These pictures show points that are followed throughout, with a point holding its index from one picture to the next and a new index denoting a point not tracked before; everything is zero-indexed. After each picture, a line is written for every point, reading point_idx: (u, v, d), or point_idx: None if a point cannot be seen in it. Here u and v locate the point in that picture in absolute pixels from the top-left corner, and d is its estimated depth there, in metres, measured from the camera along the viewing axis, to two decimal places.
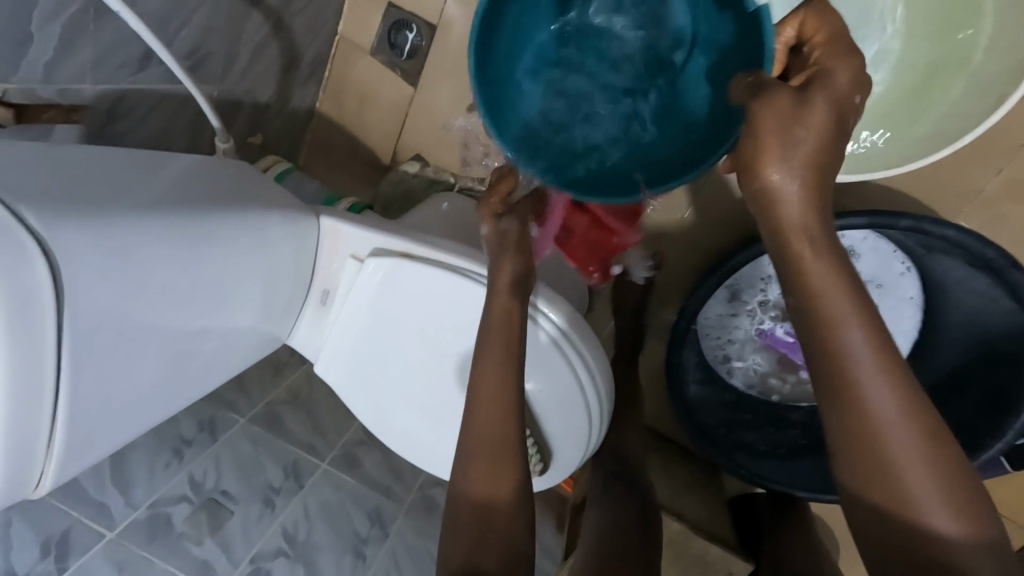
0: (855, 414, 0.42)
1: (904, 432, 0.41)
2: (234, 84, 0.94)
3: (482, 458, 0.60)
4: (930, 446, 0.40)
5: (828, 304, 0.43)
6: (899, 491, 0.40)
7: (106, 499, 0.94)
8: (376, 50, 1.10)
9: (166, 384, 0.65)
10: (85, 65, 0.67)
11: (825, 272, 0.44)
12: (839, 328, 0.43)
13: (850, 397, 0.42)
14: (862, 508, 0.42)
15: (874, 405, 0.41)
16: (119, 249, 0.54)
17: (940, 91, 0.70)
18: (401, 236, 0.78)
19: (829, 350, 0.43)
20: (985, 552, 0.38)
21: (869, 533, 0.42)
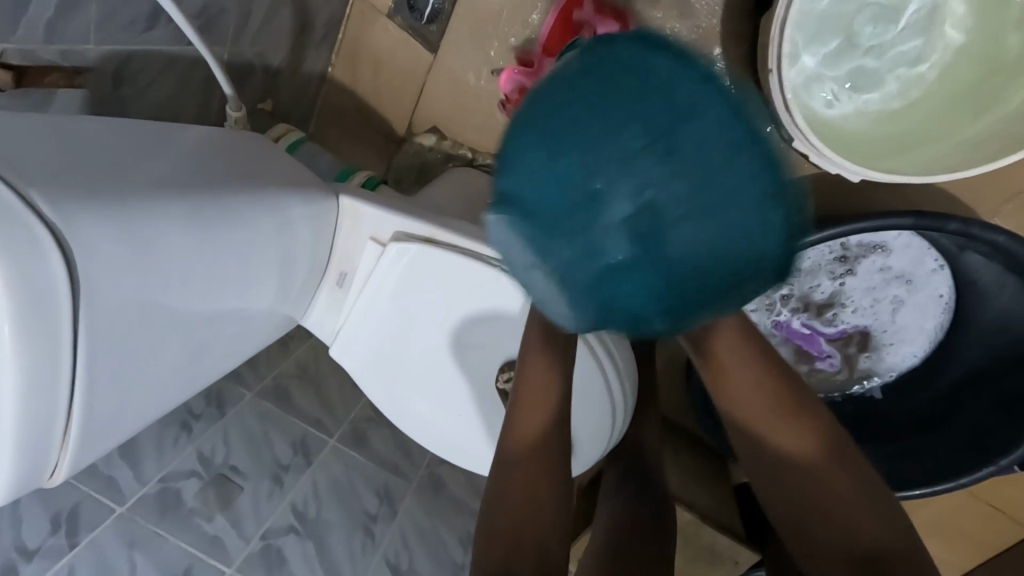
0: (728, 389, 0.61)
1: (786, 422, 0.58)
2: (247, 45, 0.87)
3: (523, 407, 0.65)
4: (807, 430, 0.57)
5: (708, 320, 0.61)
6: (763, 432, 0.59)
7: (115, 472, 0.92)
8: (393, 12, 1.03)
9: (184, 371, 0.63)
10: (89, 22, 0.61)
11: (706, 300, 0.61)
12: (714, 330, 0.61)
13: (722, 378, 0.62)
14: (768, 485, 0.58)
15: (736, 379, 0.61)
16: (138, 236, 0.50)
17: (982, 109, 0.72)
18: (427, 220, 0.74)
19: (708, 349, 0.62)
20: (823, 460, 0.56)
21: (753, 466, 0.60)
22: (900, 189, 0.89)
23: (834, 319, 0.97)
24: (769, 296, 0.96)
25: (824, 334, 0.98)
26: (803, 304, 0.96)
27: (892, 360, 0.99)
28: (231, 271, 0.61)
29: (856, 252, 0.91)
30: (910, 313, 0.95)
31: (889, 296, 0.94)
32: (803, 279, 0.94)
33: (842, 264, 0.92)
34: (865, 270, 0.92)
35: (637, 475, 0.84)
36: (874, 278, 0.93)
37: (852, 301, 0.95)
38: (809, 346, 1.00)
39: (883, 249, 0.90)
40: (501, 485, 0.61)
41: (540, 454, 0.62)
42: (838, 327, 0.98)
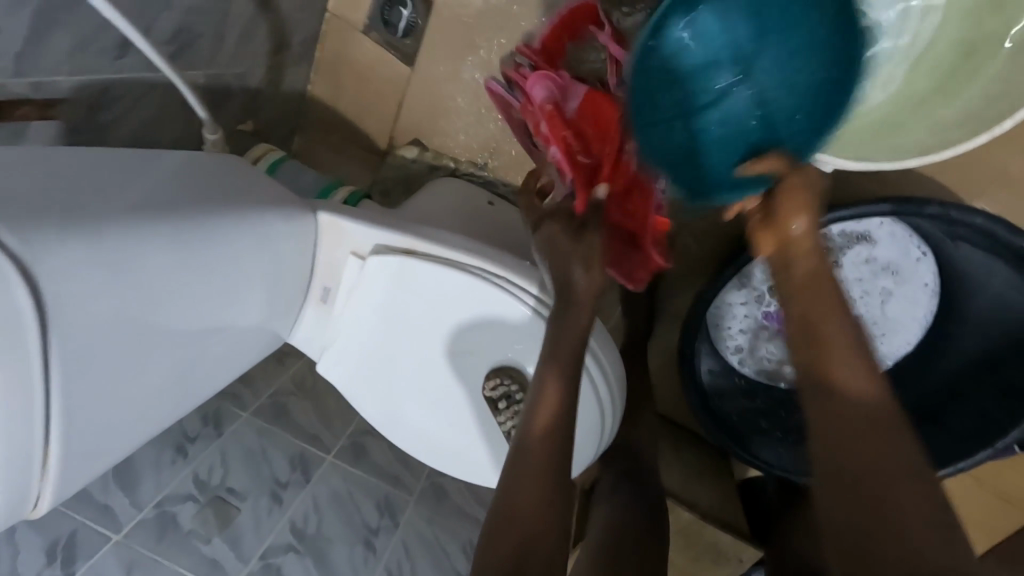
0: (833, 401, 0.47)
1: (848, 383, 0.47)
2: (223, 69, 0.88)
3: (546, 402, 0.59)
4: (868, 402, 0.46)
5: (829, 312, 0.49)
6: (866, 469, 0.43)
7: (111, 501, 0.94)
8: (369, 28, 1.04)
9: (170, 392, 0.63)
10: (62, 54, 0.62)
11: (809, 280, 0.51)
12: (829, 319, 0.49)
13: (829, 385, 0.47)
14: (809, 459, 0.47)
15: (850, 392, 0.46)
16: (112, 263, 0.51)
17: (950, 91, 0.67)
18: (406, 231, 0.74)
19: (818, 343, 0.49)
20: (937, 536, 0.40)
21: (835, 511, 0.44)
22: (885, 176, 0.88)
23: None
24: (756, 289, 0.95)
25: None
26: None
27: (886, 352, 0.96)
28: (211, 291, 0.61)
29: (841, 243, 0.89)
30: (899, 305, 0.93)
31: (878, 288, 0.92)
32: None
33: (828, 256, 0.90)
34: (851, 261, 0.91)
35: (629, 476, 0.83)
36: (860, 270, 0.91)
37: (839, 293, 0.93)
38: None
39: (868, 240, 0.89)
40: (517, 480, 0.55)
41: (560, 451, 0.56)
42: None
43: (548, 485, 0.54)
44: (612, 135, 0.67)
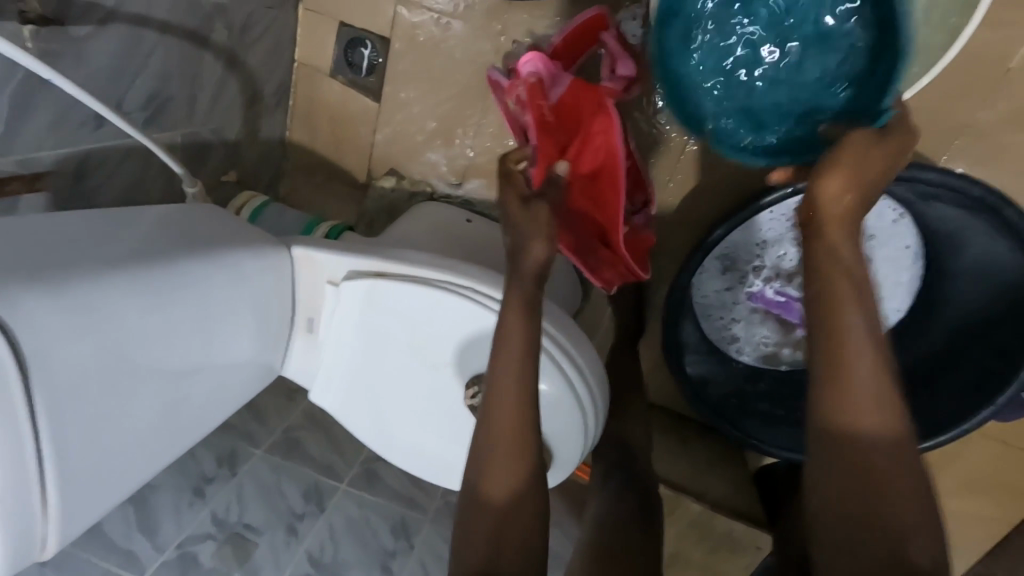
0: (845, 401, 0.46)
1: (874, 396, 0.46)
2: (199, 126, 0.95)
3: (500, 434, 0.58)
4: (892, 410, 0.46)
5: (846, 305, 0.48)
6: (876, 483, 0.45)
7: (134, 546, 0.98)
8: (336, 71, 1.10)
9: (162, 430, 0.66)
10: (41, 132, 0.68)
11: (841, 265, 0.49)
12: (844, 309, 0.48)
13: (846, 384, 0.46)
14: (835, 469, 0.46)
15: (865, 397, 0.46)
16: (85, 310, 0.55)
17: None
18: (376, 256, 0.78)
19: (833, 331, 0.47)
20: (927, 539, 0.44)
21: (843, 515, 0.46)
22: None
23: None
24: (739, 272, 0.95)
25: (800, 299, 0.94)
26: (772, 274, 0.94)
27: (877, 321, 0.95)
28: (189, 330, 0.65)
29: None
30: (884, 268, 0.91)
31: None
32: (772, 250, 0.92)
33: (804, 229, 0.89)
34: None
35: (622, 468, 0.84)
36: None
37: None
38: (788, 314, 0.96)
39: None
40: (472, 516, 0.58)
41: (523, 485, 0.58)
42: None
43: (506, 511, 0.57)
44: (581, 124, 0.75)
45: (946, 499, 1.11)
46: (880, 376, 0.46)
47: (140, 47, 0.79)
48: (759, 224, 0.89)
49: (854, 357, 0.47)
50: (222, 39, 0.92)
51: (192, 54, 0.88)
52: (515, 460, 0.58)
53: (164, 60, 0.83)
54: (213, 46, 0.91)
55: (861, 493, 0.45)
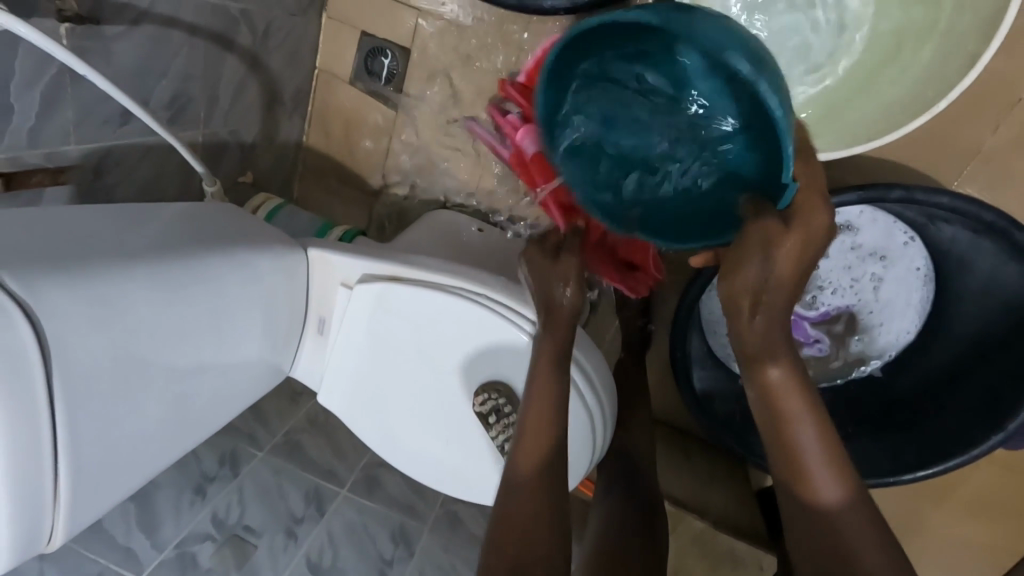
0: (808, 500, 0.52)
1: (829, 469, 0.52)
2: (218, 127, 0.96)
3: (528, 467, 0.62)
4: (854, 487, 0.51)
5: (796, 415, 0.53)
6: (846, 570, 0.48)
7: (132, 544, 0.97)
8: (354, 78, 1.12)
9: (170, 426, 0.67)
10: (67, 126, 0.69)
11: (783, 379, 0.54)
12: (794, 423, 0.53)
13: (806, 485, 0.52)
14: (810, 558, 0.50)
15: (824, 493, 0.51)
16: (103, 301, 0.56)
17: (892, 78, 0.71)
18: (390, 260, 0.78)
19: (786, 444, 0.53)
20: None
21: None
22: (857, 165, 0.90)
23: (814, 300, 0.97)
24: None
25: (808, 317, 0.98)
26: None
27: (885, 341, 0.97)
28: (202, 325, 0.66)
29: None
30: (892, 289, 0.94)
31: (867, 274, 0.93)
32: None
33: None
34: (836, 252, 0.92)
35: (627, 479, 0.84)
36: (848, 258, 0.92)
37: (830, 282, 0.95)
38: (795, 330, 0.99)
39: (850, 228, 0.90)
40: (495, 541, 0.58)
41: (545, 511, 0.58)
42: (820, 309, 0.97)
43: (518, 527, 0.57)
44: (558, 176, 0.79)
45: (951, 525, 1.10)
46: (835, 475, 0.51)
47: (167, 47, 0.80)
48: None
49: (810, 462, 0.52)
50: (246, 42, 0.94)
51: (216, 56, 0.89)
52: (544, 458, 0.62)
53: (189, 61, 0.84)
54: (236, 49, 0.93)
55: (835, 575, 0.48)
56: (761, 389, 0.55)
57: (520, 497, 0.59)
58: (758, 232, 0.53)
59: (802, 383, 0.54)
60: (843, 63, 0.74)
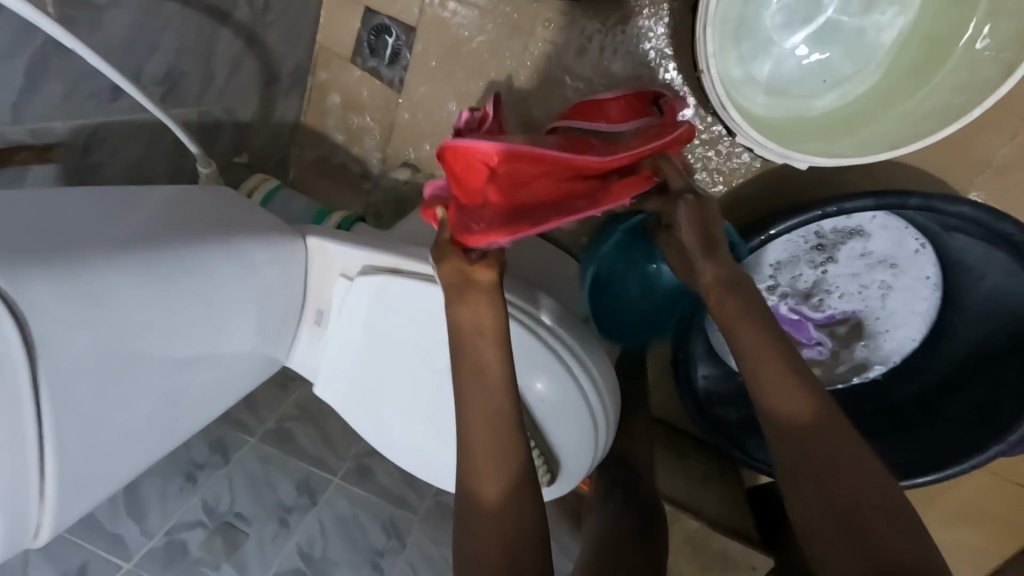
0: (778, 416, 0.55)
1: (789, 387, 0.55)
2: (213, 105, 0.91)
3: (483, 429, 0.62)
4: (821, 408, 0.54)
5: (753, 339, 0.58)
6: (822, 479, 0.51)
7: (120, 531, 0.96)
8: (353, 56, 1.08)
9: (162, 419, 0.64)
10: (54, 100, 0.65)
11: (735, 300, 0.59)
12: (746, 343, 0.58)
13: (772, 403, 0.55)
14: (789, 471, 0.53)
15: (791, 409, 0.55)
16: (93, 293, 0.53)
17: (919, 87, 0.70)
18: (391, 252, 0.76)
19: (749, 365, 0.57)
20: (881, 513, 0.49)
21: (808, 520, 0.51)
22: (870, 170, 0.88)
23: (821, 304, 0.95)
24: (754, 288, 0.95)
25: (813, 320, 0.96)
26: (788, 292, 0.94)
27: (889, 347, 0.96)
28: (195, 319, 0.63)
29: (833, 240, 0.89)
30: (900, 297, 0.92)
31: (875, 281, 0.91)
32: (786, 270, 0.92)
33: (821, 253, 0.90)
34: (845, 256, 0.90)
35: (625, 487, 0.84)
36: (856, 264, 0.91)
37: (838, 287, 0.93)
38: (798, 332, 0.97)
39: (861, 233, 0.88)
40: (468, 544, 0.59)
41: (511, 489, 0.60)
42: (826, 312, 0.95)
43: (498, 525, 0.59)
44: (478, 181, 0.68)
45: (942, 531, 1.10)
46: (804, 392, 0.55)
47: (161, 19, 0.75)
48: (778, 242, 0.89)
49: (773, 380, 0.56)
50: (245, 16, 0.89)
51: (211, 30, 0.84)
52: (497, 413, 0.62)
53: (184, 34, 0.80)
54: (232, 23, 0.88)
55: (817, 485, 0.51)
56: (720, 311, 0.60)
57: (483, 451, 0.62)
58: (697, 247, 0.62)
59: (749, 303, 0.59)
60: (872, 73, 0.73)
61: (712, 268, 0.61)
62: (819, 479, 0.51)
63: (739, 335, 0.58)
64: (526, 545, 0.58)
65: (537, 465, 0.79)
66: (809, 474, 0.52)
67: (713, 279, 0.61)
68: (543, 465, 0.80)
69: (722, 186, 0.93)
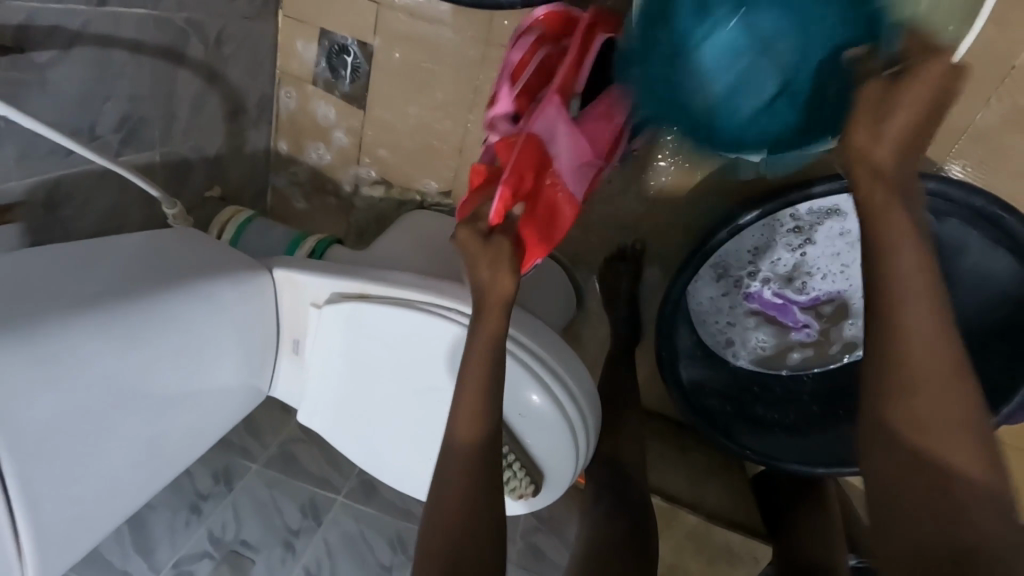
0: (901, 409, 0.41)
1: (939, 380, 0.40)
2: (177, 144, 0.92)
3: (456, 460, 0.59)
4: (971, 415, 0.40)
5: (908, 306, 0.41)
6: (938, 502, 0.38)
7: (130, 567, 0.99)
8: (316, 78, 1.07)
9: (144, 468, 0.65)
10: (8, 162, 0.66)
11: (907, 245, 0.42)
12: (901, 308, 0.42)
13: (899, 395, 0.41)
14: (886, 474, 0.41)
15: (921, 407, 0.40)
16: (50, 357, 0.54)
17: None
18: (358, 277, 0.76)
19: (886, 335, 0.42)
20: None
21: (907, 556, 0.38)
22: None
23: (805, 286, 0.92)
24: (733, 277, 0.93)
25: (798, 303, 0.93)
26: (770, 276, 0.92)
27: None
28: (164, 367, 0.64)
29: (811, 221, 0.86)
30: None
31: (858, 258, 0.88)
32: (766, 255, 0.90)
33: (800, 235, 0.88)
34: (825, 236, 0.87)
35: (613, 489, 0.84)
36: (837, 243, 0.88)
37: (820, 268, 0.90)
38: (784, 316, 0.95)
39: (839, 213, 0.84)
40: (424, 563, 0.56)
41: (471, 513, 0.57)
42: (810, 294, 0.92)
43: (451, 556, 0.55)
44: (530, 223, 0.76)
45: None
46: (949, 384, 0.40)
47: (110, 68, 0.75)
48: (750, 229, 0.88)
49: (914, 364, 0.41)
50: (198, 53, 0.89)
51: (166, 70, 0.84)
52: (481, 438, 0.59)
53: (136, 78, 0.80)
54: (188, 61, 0.88)
55: (928, 507, 0.38)
56: (873, 258, 0.43)
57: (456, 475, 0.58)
58: (911, 128, 0.43)
59: (931, 268, 0.42)
60: None
61: (885, 154, 0.43)
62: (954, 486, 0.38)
63: (893, 287, 0.42)
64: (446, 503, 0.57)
65: (519, 477, 0.79)
66: (932, 476, 0.39)
67: (864, 150, 0.44)
68: (525, 477, 0.79)
69: (694, 176, 0.91)
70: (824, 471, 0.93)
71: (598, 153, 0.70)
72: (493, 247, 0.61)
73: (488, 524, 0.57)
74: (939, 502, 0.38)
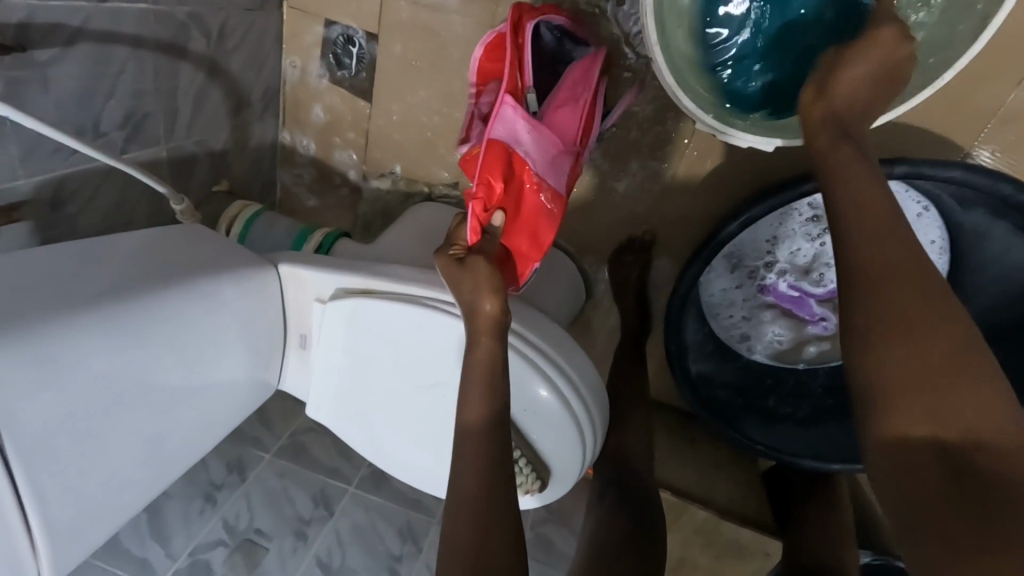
0: (878, 352, 0.41)
1: (908, 314, 0.41)
2: (183, 138, 0.92)
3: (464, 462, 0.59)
4: (950, 343, 0.39)
5: (868, 254, 0.43)
6: (924, 437, 0.38)
7: (146, 554, 1.02)
8: (321, 70, 1.06)
9: (150, 464, 0.66)
10: (14, 162, 0.66)
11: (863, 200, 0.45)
12: (860, 256, 0.43)
13: (874, 339, 0.41)
14: (877, 419, 0.40)
15: (898, 349, 0.40)
16: (53, 357, 0.55)
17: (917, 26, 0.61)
18: (361, 273, 0.76)
19: (856, 281, 0.43)
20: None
21: (905, 498, 0.38)
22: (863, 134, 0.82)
23: (822, 278, 0.89)
24: (747, 269, 0.91)
25: (814, 295, 0.91)
26: (786, 268, 0.90)
27: None
28: (167, 365, 0.64)
29: None
30: None
31: None
32: (782, 246, 0.88)
33: (817, 224, 0.85)
34: None
35: (620, 484, 0.83)
36: None
37: None
38: (799, 309, 0.92)
39: None
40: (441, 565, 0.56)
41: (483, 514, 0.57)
42: (827, 286, 0.90)
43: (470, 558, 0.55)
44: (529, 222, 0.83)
45: None
46: (927, 316, 0.40)
47: (112, 64, 0.75)
48: (764, 220, 0.86)
49: (885, 305, 0.41)
50: (201, 46, 0.89)
51: (169, 65, 0.84)
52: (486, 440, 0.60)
53: (139, 74, 0.80)
54: (191, 55, 0.88)
55: (917, 446, 0.38)
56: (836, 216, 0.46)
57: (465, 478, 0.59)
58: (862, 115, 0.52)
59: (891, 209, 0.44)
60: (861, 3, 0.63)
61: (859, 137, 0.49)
62: (980, 445, 0.37)
63: (855, 239, 0.44)
64: (460, 508, 0.58)
65: (525, 473, 0.79)
66: (927, 443, 0.38)
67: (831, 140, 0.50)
68: (531, 472, 0.79)
69: (706, 166, 0.89)
70: (839, 468, 0.91)
71: (570, 139, 0.75)
72: (465, 270, 0.67)
73: (502, 527, 0.57)
74: (929, 441, 0.38)
